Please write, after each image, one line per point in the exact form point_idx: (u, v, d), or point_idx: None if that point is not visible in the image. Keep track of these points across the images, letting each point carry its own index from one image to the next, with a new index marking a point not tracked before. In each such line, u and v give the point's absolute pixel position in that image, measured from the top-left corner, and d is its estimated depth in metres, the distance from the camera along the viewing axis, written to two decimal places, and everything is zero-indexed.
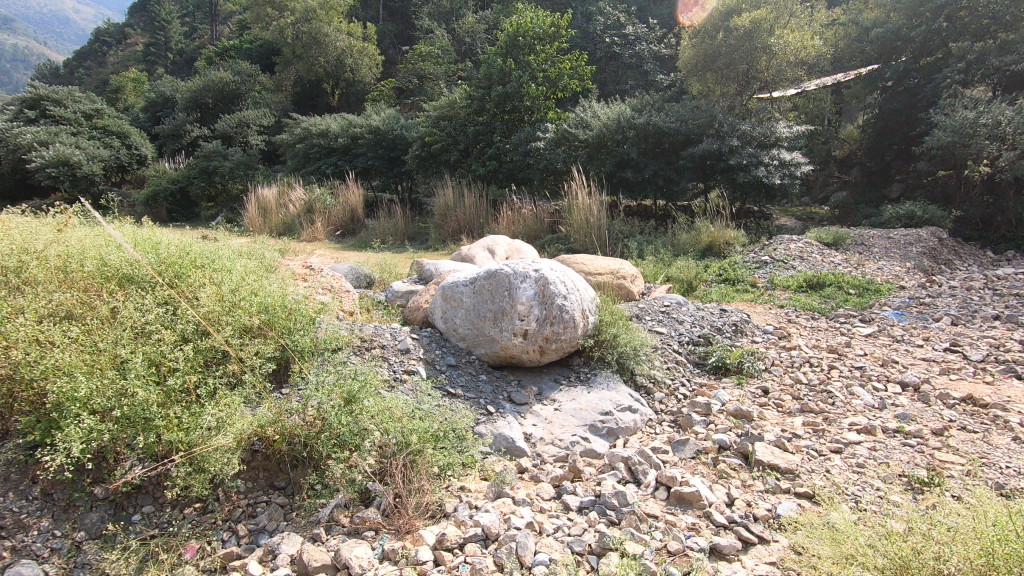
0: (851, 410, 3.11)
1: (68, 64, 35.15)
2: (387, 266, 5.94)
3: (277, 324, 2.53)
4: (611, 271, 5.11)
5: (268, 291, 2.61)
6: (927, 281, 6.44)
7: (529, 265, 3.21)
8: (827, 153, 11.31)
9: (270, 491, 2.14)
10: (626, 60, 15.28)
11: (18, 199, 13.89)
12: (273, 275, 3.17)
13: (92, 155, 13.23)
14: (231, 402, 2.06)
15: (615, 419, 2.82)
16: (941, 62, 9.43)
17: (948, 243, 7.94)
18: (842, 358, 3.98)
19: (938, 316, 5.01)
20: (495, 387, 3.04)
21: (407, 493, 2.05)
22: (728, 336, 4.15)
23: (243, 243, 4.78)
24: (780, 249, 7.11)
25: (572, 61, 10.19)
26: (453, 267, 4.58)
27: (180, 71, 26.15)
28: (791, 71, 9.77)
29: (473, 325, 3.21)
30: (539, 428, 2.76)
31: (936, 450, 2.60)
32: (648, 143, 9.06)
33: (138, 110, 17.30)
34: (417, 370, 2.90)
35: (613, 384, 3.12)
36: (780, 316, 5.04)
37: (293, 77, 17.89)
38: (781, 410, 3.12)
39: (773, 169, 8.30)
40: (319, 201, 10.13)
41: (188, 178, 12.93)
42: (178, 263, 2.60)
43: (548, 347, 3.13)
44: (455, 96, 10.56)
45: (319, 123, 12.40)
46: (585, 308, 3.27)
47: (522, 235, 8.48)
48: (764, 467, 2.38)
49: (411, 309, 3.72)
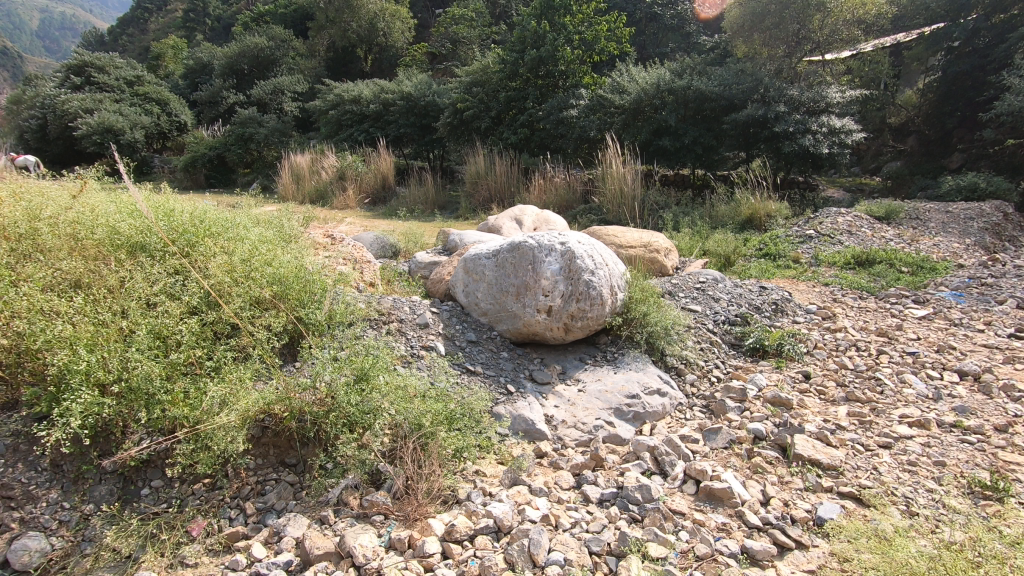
0: (902, 401, 2.87)
1: (113, 31, 35.80)
2: (414, 235, 5.84)
3: (290, 296, 2.44)
4: (644, 244, 4.88)
5: (282, 260, 2.52)
6: (989, 259, 5.97)
7: (555, 238, 3.02)
8: (882, 120, 10.55)
9: (279, 468, 2.07)
10: (667, 21, 14.55)
11: (67, 165, 14.34)
12: (291, 244, 3.09)
13: (134, 122, 13.48)
14: (237, 378, 1.98)
15: (642, 402, 2.67)
16: (1019, 20, 8.75)
17: (1014, 218, 7.35)
18: (892, 342, 3.70)
19: (1003, 299, 4.61)
20: (516, 364, 2.91)
21: (418, 478, 1.96)
22: (768, 315, 3.90)
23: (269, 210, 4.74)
24: (827, 223, 6.70)
25: (610, 22, 9.71)
26: (479, 238, 4.42)
27: (219, 37, 26.34)
28: (846, 31, 9.09)
29: (495, 300, 3.06)
30: (561, 410, 2.63)
31: (999, 449, 2.36)
32: (688, 109, 8.60)
33: (178, 77, 17.47)
34: (435, 346, 2.80)
35: (641, 365, 2.96)
36: (825, 295, 4.74)
37: (326, 43, 17.69)
38: (824, 398, 2.91)
39: (821, 137, 7.77)
40: (350, 167, 10.07)
41: (225, 145, 13.06)
42: (191, 231, 2.52)
43: (573, 324, 2.97)
44: (488, 60, 10.21)
45: (351, 89, 12.23)
46: (614, 285, 3.08)
47: (554, 204, 8.25)
48: (804, 462, 2.19)
49: (433, 282, 3.61)
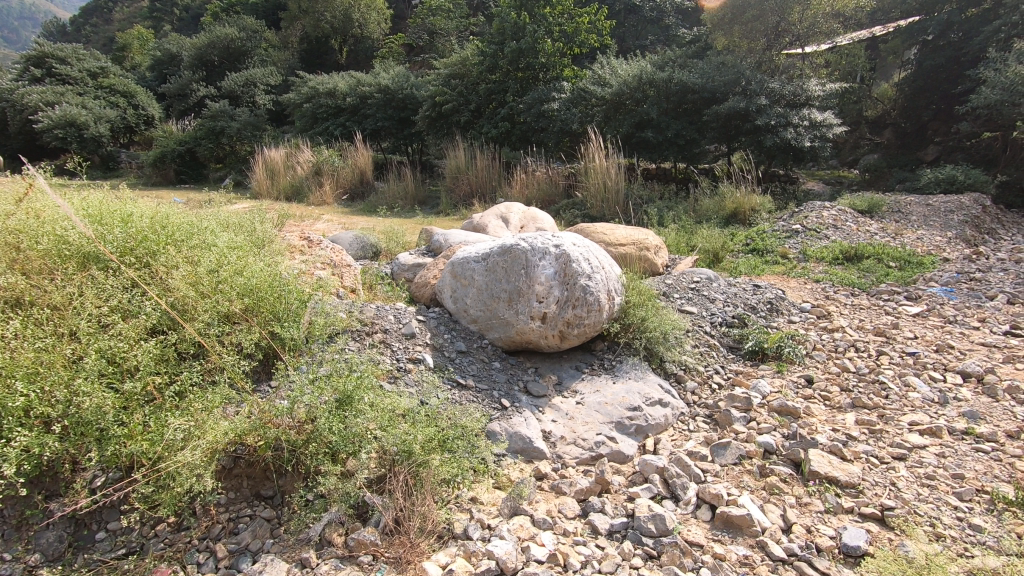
0: (908, 407, 2.77)
1: (76, 22, 34.49)
2: (395, 233, 5.62)
3: (262, 308, 2.21)
4: (635, 241, 4.73)
5: (254, 269, 2.29)
6: (972, 253, 5.97)
7: (548, 240, 2.85)
8: (859, 113, 10.55)
9: (254, 502, 1.87)
10: (646, 13, 14.42)
11: (29, 160, 13.73)
12: (264, 249, 2.87)
13: (98, 116, 12.92)
14: (204, 407, 1.76)
15: (644, 414, 2.53)
16: (992, 13, 8.78)
17: (992, 210, 7.41)
18: (890, 342, 3.61)
19: (993, 294, 4.57)
20: (509, 375, 2.74)
21: (411, 513, 1.78)
22: (764, 315, 3.79)
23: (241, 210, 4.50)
24: (813, 217, 6.65)
25: (591, 14, 9.54)
26: (465, 239, 4.23)
27: (187, 27, 25.48)
28: (825, 23, 9.03)
29: (485, 306, 2.88)
30: (559, 426, 2.47)
31: (1015, 459, 2.27)
32: (670, 102, 8.48)
33: (145, 68, 16.78)
34: (423, 358, 2.61)
35: (641, 373, 2.81)
36: (817, 292, 4.66)
37: (299, 34, 17.14)
38: (829, 404, 2.80)
39: (803, 130, 7.73)
40: (327, 162, 9.76)
41: (195, 139, 12.58)
42: (151, 238, 2.28)
43: (569, 332, 2.81)
44: (467, 52, 9.95)
45: (326, 82, 11.85)
46: (611, 288, 2.92)
47: (537, 200, 8.09)
48: (821, 480, 2.07)
49: (418, 286, 3.42)
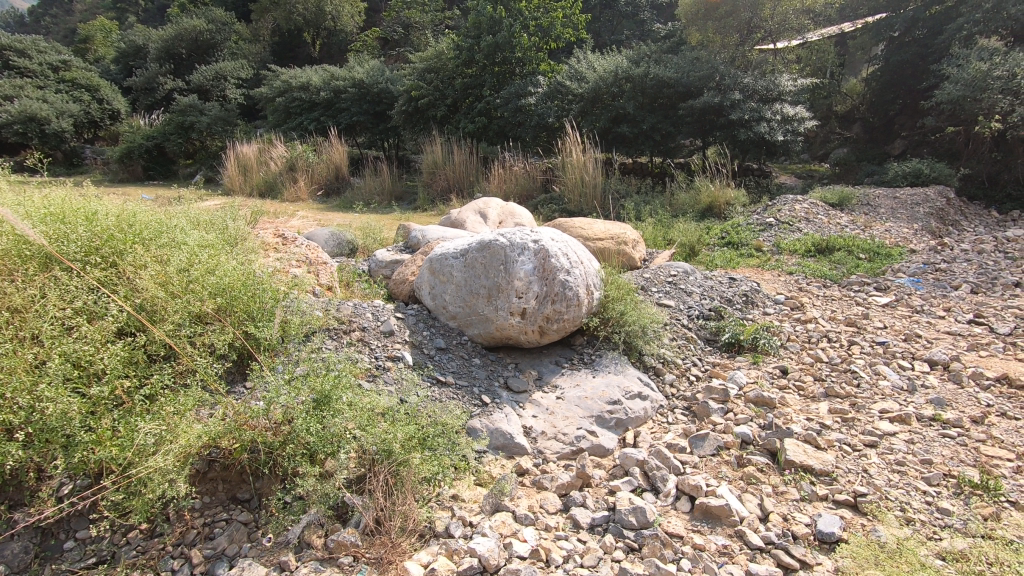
0: (878, 395, 2.84)
1: (34, 12, 33.22)
2: (372, 230, 5.56)
3: (236, 307, 2.17)
4: (613, 236, 4.77)
5: (227, 268, 2.24)
6: (937, 244, 6.15)
7: (527, 236, 2.83)
8: (829, 108, 10.78)
9: (230, 506, 1.83)
10: (621, 8, 14.48)
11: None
12: (236, 247, 2.81)
13: (60, 110, 12.49)
14: (175, 410, 1.71)
15: (623, 408, 2.55)
16: (954, 11, 9.03)
17: (955, 203, 7.66)
18: (861, 332, 3.70)
19: (957, 284, 4.72)
20: (489, 372, 2.73)
21: (392, 513, 1.77)
22: (739, 308, 3.85)
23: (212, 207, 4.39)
24: (785, 210, 6.77)
25: (566, 9, 9.53)
26: (443, 234, 4.20)
27: (152, 19, 24.68)
28: (796, 20, 9.19)
29: (464, 302, 2.86)
30: (540, 421, 2.47)
31: (980, 444, 2.35)
32: (646, 96, 8.53)
33: (109, 61, 16.22)
34: (402, 355, 2.59)
35: (620, 367, 2.83)
36: (790, 284, 4.75)
37: (270, 27, 16.76)
38: (803, 394, 2.85)
39: (775, 125, 7.86)
40: (301, 158, 9.60)
41: (164, 134, 12.25)
42: (118, 236, 2.21)
43: (549, 327, 2.81)
44: (443, 47, 9.87)
45: (299, 75, 11.63)
46: (590, 283, 2.92)
47: (515, 195, 8.08)
48: (797, 469, 2.11)
49: (395, 282, 3.39)
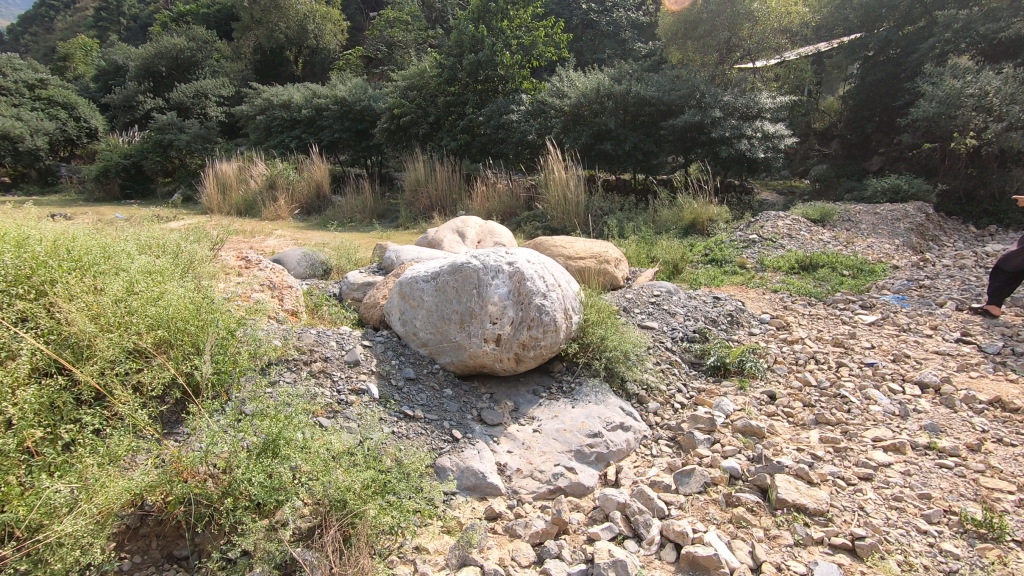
0: (870, 422, 2.71)
1: (14, 31, 32.92)
2: (349, 249, 5.40)
3: (182, 340, 1.97)
4: (594, 255, 4.65)
5: (172, 296, 2.05)
6: (919, 260, 6.14)
7: (501, 258, 2.69)
8: (808, 125, 10.90)
9: (164, 567, 1.63)
10: (603, 28, 14.62)
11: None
12: (191, 274, 2.63)
13: (35, 128, 12.27)
14: (97, 461, 1.51)
15: (605, 441, 2.40)
16: (927, 30, 9.18)
17: (934, 218, 7.70)
18: (849, 353, 3.60)
19: (942, 301, 4.67)
20: (462, 403, 2.56)
21: (346, 572, 1.59)
22: (724, 328, 3.74)
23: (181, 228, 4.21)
24: (768, 226, 6.73)
25: (548, 28, 9.54)
26: (418, 255, 4.03)
27: (136, 37, 24.51)
28: (774, 39, 9.29)
29: (436, 329, 2.70)
30: (515, 457, 2.30)
31: (980, 475, 2.23)
32: (628, 113, 8.52)
33: (88, 78, 15.98)
34: (367, 388, 2.41)
35: (601, 396, 2.67)
36: (776, 302, 4.66)
37: (252, 45, 16.62)
38: (793, 422, 2.72)
39: (756, 141, 7.87)
40: (281, 175, 9.42)
41: (142, 152, 12.02)
42: (50, 263, 2.02)
43: (525, 354, 2.64)
44: (425, 64, 9.80)
45: (280, 93, 11.48)
46: (568, 307, 2.76)
47: (498, 212, 7.98)
48: (789, 508, 1.97)
49: (366, 307, 3.23)
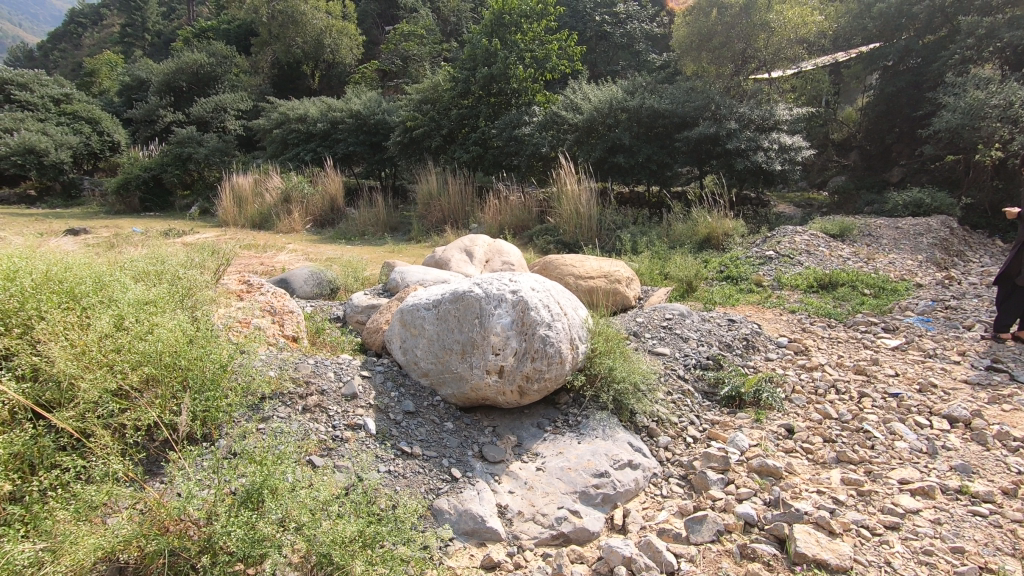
0: (895, 461, 2.56)
1: (44, 48, 33.93)
2: (359, 266, 5.35)
3: (170, 376, 1.91)
4: (605, 274, 4.54)
5: (163, 328, 2.00)
6: (944, 278, 5.92)
7: (505, 286, 2.59)
8: (825, 136, 10.70)
9: None
10: (616, 39, 14.56)
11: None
12: (189, 302, 2.58)
13: (60, 142, 12.58)
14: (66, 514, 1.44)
15: (612, 482, 2.28)
16: (948, 39, 8.96)
17: (959, 233, 7.45)
18: (872, 382, 3.43)
19: (970, 323, 4.47)
20: (463, 438, 2.46)
21: None
22: (739, 354, 3.59)
23: (191, 248, 4.18)
24: (785, 241, 6.55)
25: (561, 41, 9.48)
26: (424, 276, 3.95)
27: (159, 53, 25.01)
28: (791, 50, 9.14)
29: (436, 358, 2.61)
30: (516, 499, 2.20)
31: (1018, 525, 2.06)
32: (641, 126, 8.41)
33: (112, 93, 16.31)
34: (364, 423, 2.33)
35: (609, 432, 2.55)
36: (794, 324, 4.50)
37: (270, 59, 16.85)
38: (813, 460, 2.57)
39: (773, 154, 7.71)
40: (296, 188, 9.45)
41: (161, 165, 12.19)
42: (39, 298, 1.98)
43: (529, 387, 2.53)
44: (438, 78, 9.80)
45: (296, 107, 11.57)
46: (575, 337, 2.65)
47: (509, 226, 7.89)
48: (809, 564, 1.85)
49: (368, 331, 3.15)
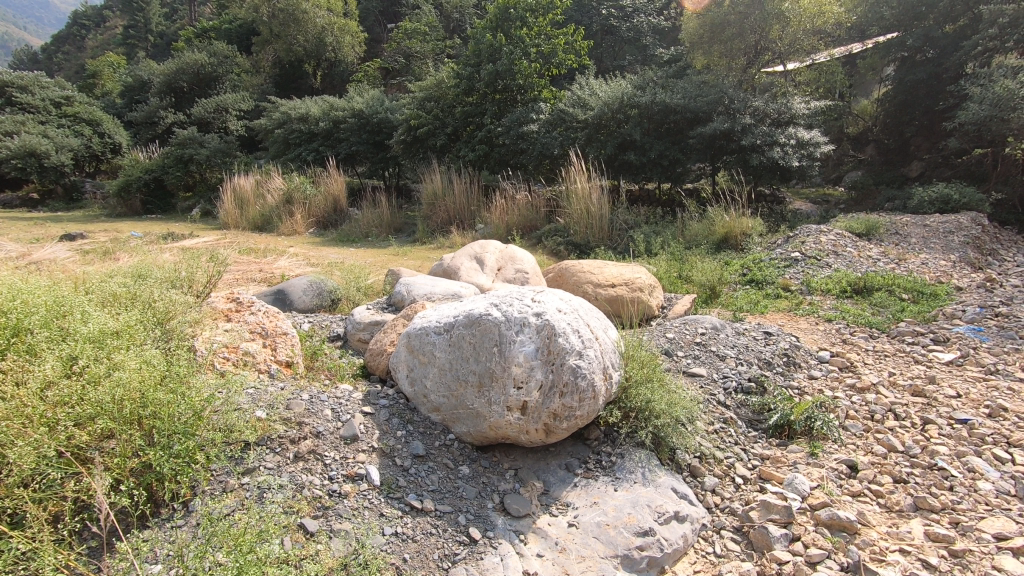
0: (983, 507, 2.21)
1: (47, 49, 33.69)
2: (363, 274, 5.01)
3: (131, 427, 1.60)
4: (626, 281, 4.19)
5: (123, 368, 1.68)
6: (984, 280, 5.53)
7: (527, 307, 2.24)
8: (841, 130, 10.27)
9: None
10: (623, 34, 14.15)
11: None
12: (162, 332, 2.26)
13: (60, 144, 12.34)
14: None
15: (658, 540, 1.95)
16: (970, 29, 8.46)
17: (990, 230, 7.04)
18: (934, 405, 3.04)
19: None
20: (481, 486, 2.12)
21: None
22: (781, 373, 3.21)
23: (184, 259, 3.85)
24: (810, 241, 6.18)
25: (567, 35, 9.05)
26: (431, 288, 3.60)
27: (161, 55, 24.71)
28: (807, 41, 8.72)
29: (449, 392, 2.26)
30: (547, 564, 1.86)
31: None
32: (653, 122, 8.00)
33: (114, 95, 16.05)
34: (366, 473, 1.99)
35: (649, 476, 2.21)
36: (832, 335, 4.13)
37: (271, 59, 16.55)
38: (886, 506, 2.22)
39: (790, 149, 7.33)
40: (298, 190, 9.10)
41: (162, 167, 11.92)
42: None
43: (557, 426, 2.19)
44: (442, 75, 9.45)
45: (298, 106, 11.25)
46: (608, 364, 2.30)
47: (517, 226, 7.54)
48: None
49: (372, 354, 2.80)
